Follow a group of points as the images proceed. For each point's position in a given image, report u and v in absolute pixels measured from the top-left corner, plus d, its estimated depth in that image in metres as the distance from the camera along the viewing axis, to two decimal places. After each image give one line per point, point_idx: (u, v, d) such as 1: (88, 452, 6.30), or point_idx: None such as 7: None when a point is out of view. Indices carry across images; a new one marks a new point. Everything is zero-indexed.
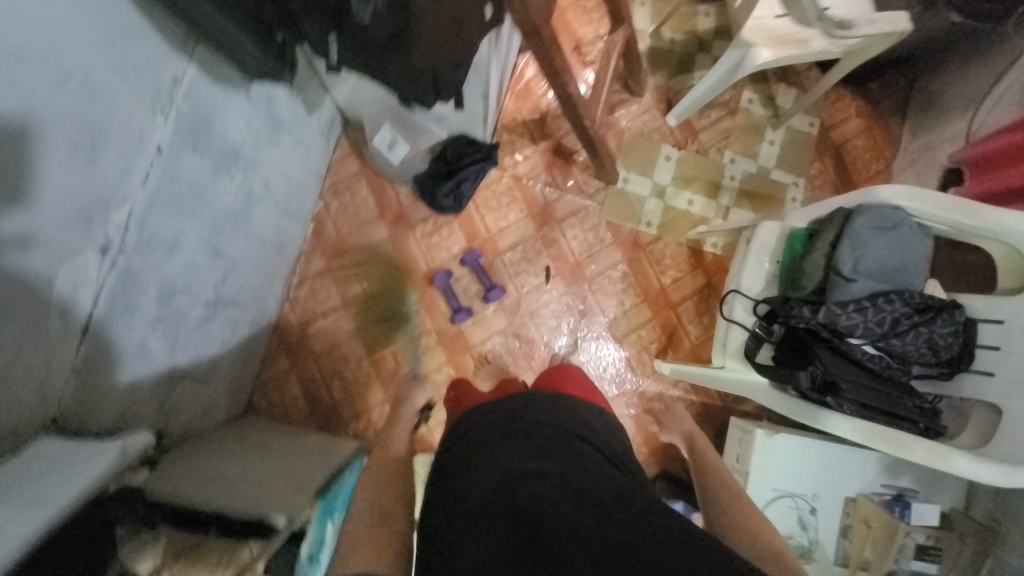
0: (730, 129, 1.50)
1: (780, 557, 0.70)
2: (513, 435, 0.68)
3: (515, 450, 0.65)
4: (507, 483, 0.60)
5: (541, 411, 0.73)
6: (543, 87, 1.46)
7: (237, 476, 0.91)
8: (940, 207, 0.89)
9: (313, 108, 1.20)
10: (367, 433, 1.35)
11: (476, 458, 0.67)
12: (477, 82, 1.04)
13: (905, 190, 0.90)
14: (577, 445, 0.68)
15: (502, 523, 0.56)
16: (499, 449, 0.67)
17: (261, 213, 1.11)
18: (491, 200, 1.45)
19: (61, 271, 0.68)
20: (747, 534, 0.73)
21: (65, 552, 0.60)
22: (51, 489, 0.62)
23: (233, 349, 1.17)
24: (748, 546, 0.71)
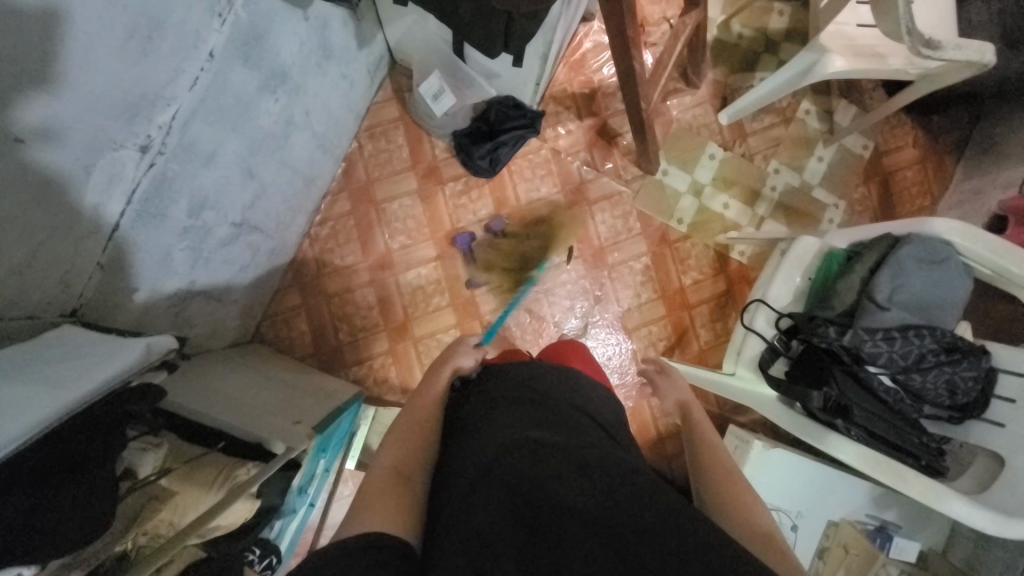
0: (780, 137, 1.45)
1: (768, 538, 0.66)
2: (523, 402, 0.68)
3: (525, 417, 0.65)
4: (517, 446, 0.60)
5: (554, 383, 0.73)
6: (599, 62, 1.42)
7: (240, 397, 0.92)
8: (989, 252, 0.87)
9: (364, 42, 1.16)
10: (366, 380, 1.36)
11: (485, 420, 0.67)
12: (541, 41, 1.00)
13: (960, 227, 0.88)
14: (586, 421, 0.68)
15: (508, 483, 0.56)
16: (509, 413, 0.67)
17: (298, 141, 1.09)
18: (526, 170, 1.42)
19: (99, 163, 0.67)
20: (736, 512, 0.69)
21: (78, 440, 0.58)
22: (71, 379, 0.59)
23: (250, 275, 1.17)
24: (736, 526, 0.68)
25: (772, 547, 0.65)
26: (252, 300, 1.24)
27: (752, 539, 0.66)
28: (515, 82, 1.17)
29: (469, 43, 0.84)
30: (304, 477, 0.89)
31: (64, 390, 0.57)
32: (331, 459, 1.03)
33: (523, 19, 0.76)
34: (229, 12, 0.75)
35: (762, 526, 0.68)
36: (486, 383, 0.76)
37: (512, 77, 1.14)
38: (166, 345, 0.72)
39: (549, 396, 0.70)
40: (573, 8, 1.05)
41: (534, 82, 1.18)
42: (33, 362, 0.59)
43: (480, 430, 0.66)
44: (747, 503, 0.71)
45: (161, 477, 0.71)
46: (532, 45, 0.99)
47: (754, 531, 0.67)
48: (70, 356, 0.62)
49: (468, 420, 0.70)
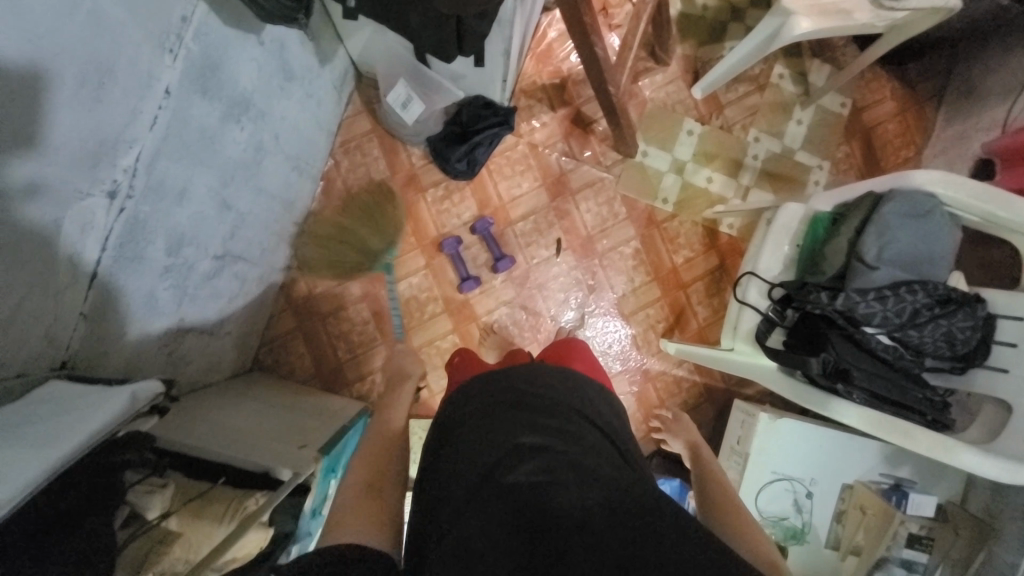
0: (756, 105, 1.44)
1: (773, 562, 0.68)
2: (515, 406, 0.68)
3: (518, 423, 0.65)
4: (509, 456, 0.60)
5: (546, 384, 0.73)
6: (566, 50, 1.40)
7: (242, 429, 0.92)
8: (974, 197, 0.86)
9: (326, 59, 1.15)
10: (370, 395, 1.36)
11: (478, 428, 0.67)
12: (501, 39, 0.99)
13: (941, 176, 0.87)
14: (580, 422, 0.68)
15: (502, 495, 0.56)
16: (501, 420, 0.66)
17: (271, 166, 1.09)
18: (505, 167, 1.41)
19: (68, 215, 0.66)
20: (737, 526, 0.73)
21: (76, 493, 0.59)
22: (59, 432, 0.59)
23: (240, 305, 1.16)
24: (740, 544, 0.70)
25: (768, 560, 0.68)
26: (246, 330, 1.24)
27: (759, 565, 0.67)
28: (482, 81, 1.16)
29: (426, 51, 0.83)
30: (315, 500, 0.89)
31: (43, 453, 0.56)
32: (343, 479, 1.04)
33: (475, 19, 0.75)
34: (179, 47, 0.74)
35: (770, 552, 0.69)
36: (477, 388, 0.75)
37: (478, 76, 1.13)
38: (153, 391, 0.72)
39: (541, 398, 0.70)
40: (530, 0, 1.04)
41: (501, 79, 1.16)
42: (25, 421, 0.59)
43: (473, 438, 0.65)
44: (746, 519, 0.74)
45: (168, 518, 0.72)
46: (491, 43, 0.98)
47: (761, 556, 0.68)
48: (59, 412, 0.62)
49: (461, 426, 0.70)
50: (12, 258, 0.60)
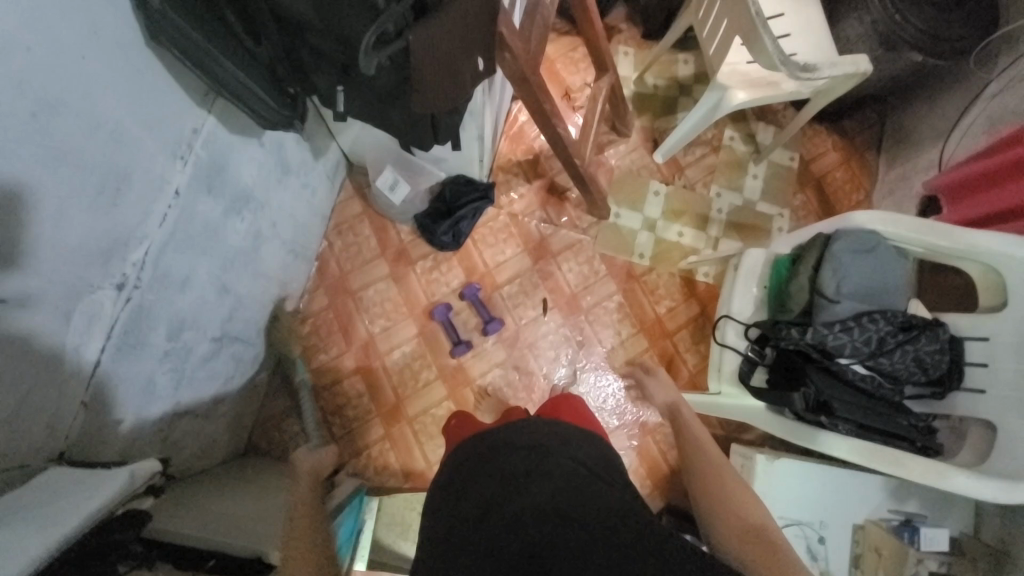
0: (714, 165, 1.58)
1: (760, 532, 0.71)
2: (508, 463, 0.69)
3: (512, 482, 0.66)
4: (508, 522, 0.61)
5: (542, 435, 0.73)
6: (536, 130, 1.55)
7: (236, 513, 0.91)
8: (911, 231, 0.93)
9: (319, 154, 1.27)
10: (367, 469, 1.35)
11: (475, 494, 0.68)
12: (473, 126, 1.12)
13: (879, 214, 0.94)
14: (573, 466, 0.69)
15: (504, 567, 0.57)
16: (496, 482, 0.67)
17: (268, 252, 1.16)
18: (488, 236, 1.50)
19: (78, 307, 0.72)
20: (727, 509, 0.75)
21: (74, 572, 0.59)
22: (62, 509, 0.62)
23: (235, 386, 1.18)
24: (722, 525, 0.73)
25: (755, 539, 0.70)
26: (241, 411, 1.25)
27: (740, 538, 0.71)
28: (462, 162, 1.28)
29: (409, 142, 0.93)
30: None
31: (60, 519, 0.60)
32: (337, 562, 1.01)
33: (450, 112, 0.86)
34: (189, 154, 0.84)
35: (753, 518, 0.73)
36: (473, 446, 0.77)
37: (458, 160, 1.26)
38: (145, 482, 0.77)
39: (534, 448, 0.71)
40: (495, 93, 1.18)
41: (478, 160, 1.31)
42: (31, 507, 0.61)
43: (473, 505, 0.67)
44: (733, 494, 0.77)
45: None
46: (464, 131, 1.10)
47: (741, 529, 0.72)
48: (57, 495, 0.64)
49: (460, 493, 0.70)
50: (21, 351, 0.64)
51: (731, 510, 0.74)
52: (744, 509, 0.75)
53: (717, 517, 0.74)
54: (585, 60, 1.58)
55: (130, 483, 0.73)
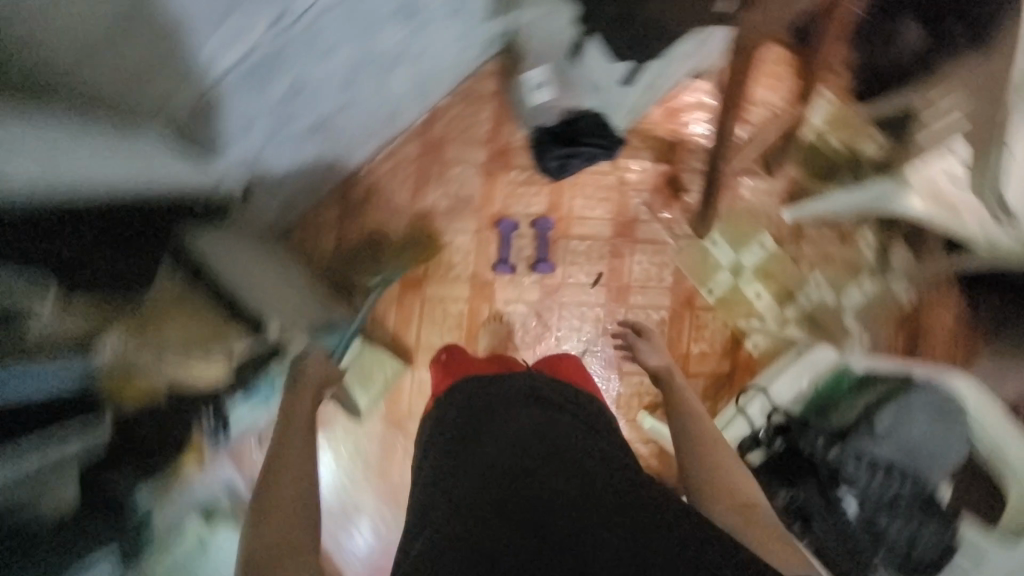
0: (831, 254, 1.48)
1: (753, 507, 0.76)
2: (512, 414, 0.85)
3: (514, 430, 0.81)
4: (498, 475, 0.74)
5: (544, 392, 0.92)
6: (694, 118, 1.45)
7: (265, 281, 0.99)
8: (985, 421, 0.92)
9: (495, 15, 1.19)
10: (365, 315, 1.39)
11: (480, 431, 0.84)
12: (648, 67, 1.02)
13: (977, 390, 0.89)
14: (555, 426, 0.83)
15: (500, 506, 0.69)
16: (501, 428, 0.82)
17: (399, 74, 1.12)
18: (588, 187, 1.45)
19: (229, 21, 0.67)
20: (720, 485, 0.79)
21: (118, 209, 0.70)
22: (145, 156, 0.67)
23: (302, 174, 1.18)
24: (717, 500, 0.77)
25: (747, 512, 0.75)
26: (295, 201, 1.27)
27: (735, 508, 0.76)
28: (617, 96, 1.24)
29: None
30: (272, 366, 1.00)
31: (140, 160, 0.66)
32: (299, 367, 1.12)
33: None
34: None
35: (747, 495, 0.78)
36: (464, 396, 0.94)
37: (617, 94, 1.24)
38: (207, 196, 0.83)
39: (535, 403, 0.88)
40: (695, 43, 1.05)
41: (630, 104, 1.31)
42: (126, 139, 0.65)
43: (478, 440, 0.82)
44: (732, 470, 0.82)
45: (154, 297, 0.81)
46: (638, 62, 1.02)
47: (737, 502, 0.77)
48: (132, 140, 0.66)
49: (465, 427, 0.87)
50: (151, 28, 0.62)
51: (725, 484, 0.79)
52: (739, 486, 0.79)
53: (714, 491, 0.79)
54: (785, 80, 1.44)
55: (188, 176, 0.79)
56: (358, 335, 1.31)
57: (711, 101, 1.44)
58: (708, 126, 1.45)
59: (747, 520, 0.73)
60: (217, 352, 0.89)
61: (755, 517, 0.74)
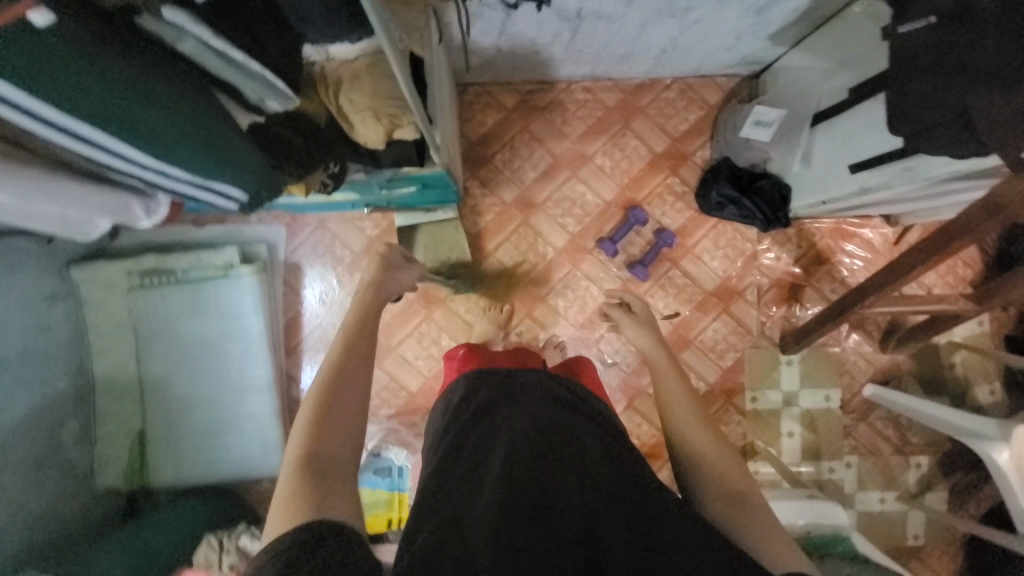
0: (880, 452, 1.41)
1: (746, 497, 0.65)
2: (523, 403, 0.72)
3: (523, 418, 0.67)
4: (512, 465, 0.58)
5: (559, 389, 0.79)
6: (856, 251, 1.40)
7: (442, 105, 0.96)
8: None
9: (771, 40, 1.18)
10: (470, 198, 1.42)
11: (485, 417, 0.71)
12: (888, 175, 0.96)
13: None
14: (574, 424, 0.68)
15: (521, 512, 0.53)
16: (510, 413, 0.69)
17: (660, 27, 1.10)
18: (723, 238, 1.43)
19: None
20: (714, 471, 0.69)
21: None
22: None
23: (519, 51, 1.20)
24: (706, 489, 0.68)
25: (740, 500, 0.65)
26: (494, 68, 1.29)
27: (724, 499, 0.66)
28: (827, 173, 1.12)
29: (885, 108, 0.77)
30: (403, 177, 1.01)
31: None
32: (409, 197, 1.15)
33: (951, 137, 0.71)
34: None
35: (740, 485, 0.67)
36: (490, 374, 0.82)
37: (833, 166, 1.09)
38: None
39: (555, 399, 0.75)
40: (952, 194, 0.97)
41: (822, 197, 1.17)
42: None
43: (483, 427, 0.68)
44: (718, 452, 0.71)
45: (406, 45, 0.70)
46: (884, 174, 0.96)
47: (726, 492, 0.66)
48: None
49: (470, 409, 0.74)
50: None
51: (716, 472, 0.69)
52: (732, 478, 0.68)
53: (712, 484, 0.68)
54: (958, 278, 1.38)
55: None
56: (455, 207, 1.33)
57: (878, 248, 1.39)
58: (858, 265, 1.40)
59: (735, 507, 0.64)
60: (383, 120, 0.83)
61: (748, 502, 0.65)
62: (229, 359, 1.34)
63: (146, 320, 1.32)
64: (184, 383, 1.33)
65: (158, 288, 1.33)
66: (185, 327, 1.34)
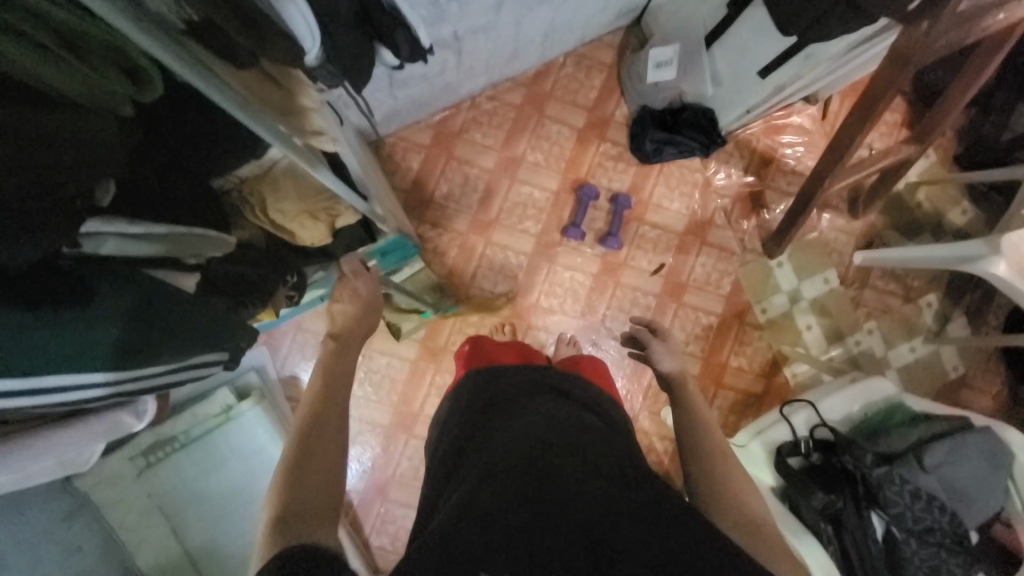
0: (891, 308, 1.46)
1: (760, 526, 0.69)
2: (529, 401, 0.73)
3: (524, 420, 0.68)
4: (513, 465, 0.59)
5: (567, 381, 0.82)
6: (794, 139, 1.45)
7: (368, 173, 0.96)
8: None
9: None
10: (428, 242, 1.42)
11: (486, 425, 0.71)
12: (795, 66, 0.99)
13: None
14: (577, 419, 0.70)
15: (524, 506, 0.54)
16: (513, 416, 0.70)
17: (535, 16, 1.11)
18: (673, 178, 1.45)
19: None
20: (731, 499, 0.71)
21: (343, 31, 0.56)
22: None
23: (416, 91, 1.19)
24: (724, 516, 0.70)
25: (756, 530, 0.68)
26: (397, 116, 1.28)
27: (742, 524, 0.68)
28: (739, 86, 1.15)
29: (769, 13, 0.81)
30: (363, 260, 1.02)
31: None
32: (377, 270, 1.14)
33: (840, 19, 0.73)
34: None
35: (752, 513, 0.70)
36: (485, 382, 0.81)
37: (740, 79, 1.13)
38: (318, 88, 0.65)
39: (561, 392, 0.78)
40: (851, 61, 1.02)
41: (745, 108, 1.21)
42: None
43: (485, 433, 0.69)
44: (742, 484, 0.74)
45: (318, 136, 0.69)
46: (789, 66, 0.99)
47: (744, 518, 0.69)
48: None
49: (473, 421, 0.74)
50: None
51: (731, 498, 0.71)
52: (744, 502, 0.71)
53: (718, 504, 0.71)
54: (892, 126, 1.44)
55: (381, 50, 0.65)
56: (419, 257, 1.32)
57: (811, 128, 1.44)
58: (801, 151, 1.45)
59: (754, 537, 0.66)
60: (320, 212, 0.83)
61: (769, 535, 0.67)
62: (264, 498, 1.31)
63: (169, 495, 1.28)
64: (226, 538, 1.28)
65: (167, 458, 1.28)
66: (207, 483, 1.30)
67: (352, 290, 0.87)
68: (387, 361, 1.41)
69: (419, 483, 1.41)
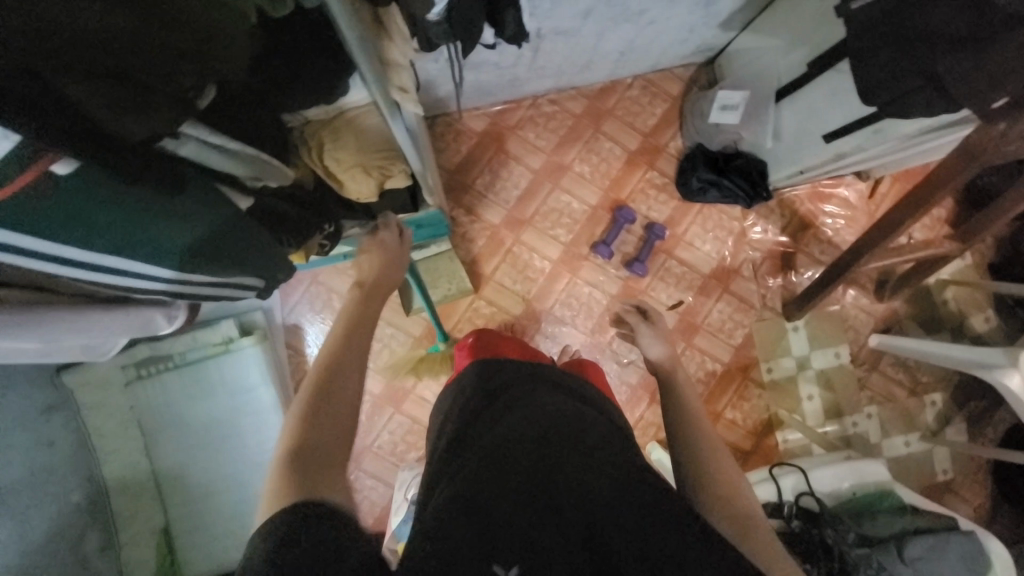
0: (894, 397, 1.45)
1: (751, 523, 0.65)
2: (537, 390, 0.73)
3: (532, 406, 0.68)
4: (519, 450, 0.59)
5: (572, 382, 0.82)
6: (837, 210, 1.45)
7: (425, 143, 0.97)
8: None
9: (722, 27, 1.22)
10: (459, 226, 1.42)
11: (489, 410, 0.71)
12: (862, 137, 0.99)
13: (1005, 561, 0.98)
14: (583, 413, 0.70)
15: (526, 496, 0.55)
16: (523, 401, 0.70)
17: (618, 33, 1.13)
18: (710, 220, 1.46)
19: None
20: (723, 496, 0.68)
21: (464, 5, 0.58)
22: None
23: (485, 77, 1.21)
24: (717, 511, 0.66)
25: (749, 528, 0.65)
26: (460, 98, 1.30)
27: (733, 523, 0.65)
28: (798, 145, 1.15)
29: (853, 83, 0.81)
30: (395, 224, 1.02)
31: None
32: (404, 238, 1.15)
33: (925, 101, 0.74)
34: None
35: (745, 506, 0.67)
36: (497, 366, 0.82)
37: (803, 137, 1.13)
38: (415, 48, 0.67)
39: (564, 389, 0.77)
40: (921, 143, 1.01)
41: (800, 167, 1.20)
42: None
43: (492, 414, 0.69)
44: (735, 481, 0.70)
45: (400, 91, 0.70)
46: (856, 135, 0.99)
47: (735, 512, 0.66)
48: None
49: (482, 400, 0.74)
50: None
51: (724, 493, 0.68)
52: (738, 496, 0.68)
53: (713, 496, 0.68)
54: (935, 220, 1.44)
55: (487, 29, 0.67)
56: (447, 238, 1.33)
57: (856, 204, 1.44)
58: (841, 223, 1.46)
59: (745, 535, 0.63)
60: (375, 167, 0.84)
61: (759, 531, 0.65)
62: (245, 435, 1.31)
63: (151, 411, 1.28)
64: (199, 467, 1.28)
65: (156, 375, 1.29)
66: (190, 411, 1.30)
67: (380, 242, 0.88)
68: (391, 332, 1.42)
69: (394, 459, 1.41)
